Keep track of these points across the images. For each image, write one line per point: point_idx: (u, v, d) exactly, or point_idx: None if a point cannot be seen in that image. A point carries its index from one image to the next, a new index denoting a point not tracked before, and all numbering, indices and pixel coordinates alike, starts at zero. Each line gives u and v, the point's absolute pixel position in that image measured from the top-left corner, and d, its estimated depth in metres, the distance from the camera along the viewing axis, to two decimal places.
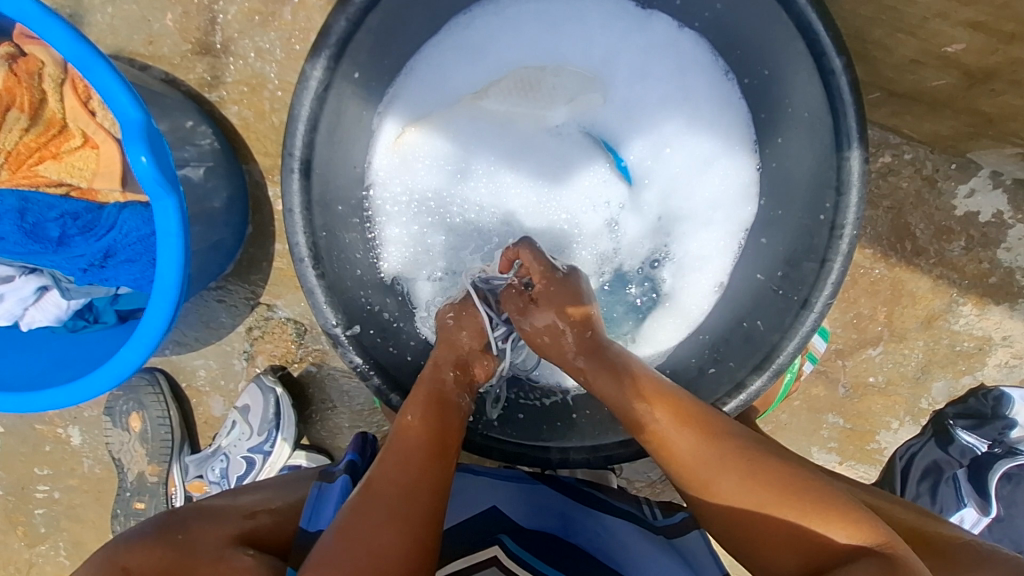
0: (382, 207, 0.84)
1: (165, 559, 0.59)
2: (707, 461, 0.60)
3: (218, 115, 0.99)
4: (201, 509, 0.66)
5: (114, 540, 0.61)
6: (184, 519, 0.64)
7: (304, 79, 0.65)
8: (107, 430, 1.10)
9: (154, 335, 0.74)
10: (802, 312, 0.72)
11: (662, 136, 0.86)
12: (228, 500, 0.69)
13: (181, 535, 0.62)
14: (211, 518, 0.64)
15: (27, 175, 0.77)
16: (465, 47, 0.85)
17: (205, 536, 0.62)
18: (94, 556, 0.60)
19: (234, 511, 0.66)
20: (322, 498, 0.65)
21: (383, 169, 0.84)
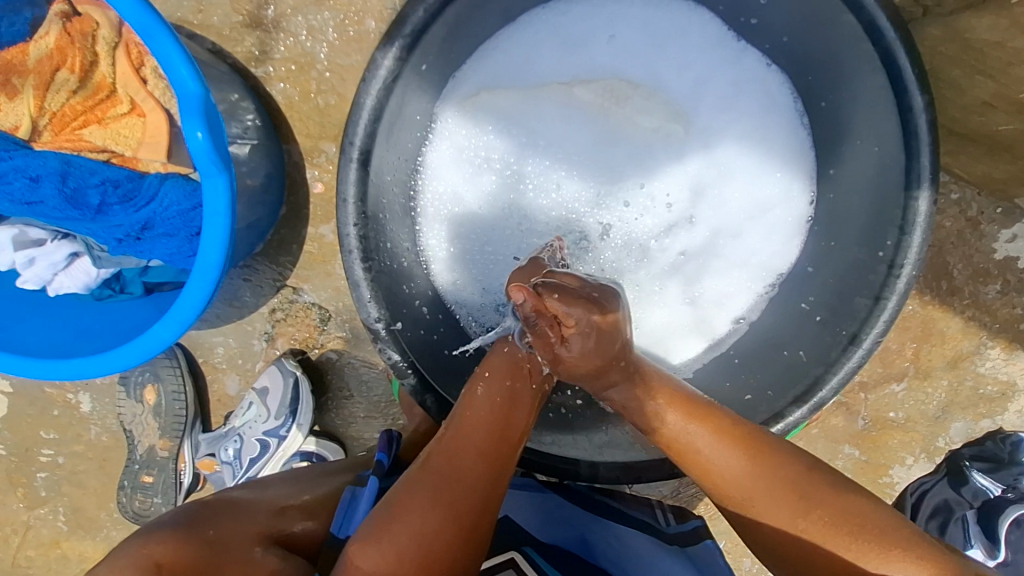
0: (431, 181, 0.84)
1: (192, 555, 0.54)
2: (754, 488, 0.61)
3: (263, 91, 0.96)
4: (225, 506, 0.63)
5: (125, 543, 0.55)
6: (210, 518, 0.60)
7: (374, 67, 0.63)
8: (120, 400, 1.08)
9: (191, 313, 0.73)
10: (849, 347, 0.71)
11: (726, 162, 0.84)
12: (251, 495, 0.67)
13: (210, 532, 0.58)
14: (239, 514, 0.62)
15: (70, 138, 0.75)
16: (555, 44, 0.84)
17: (235, 532, 0.59)
18: (113, 555, 0.53)
19: (263, 508, 0.65)
20: (354, 502, 0.63)
21: (438, 145, 0.83)
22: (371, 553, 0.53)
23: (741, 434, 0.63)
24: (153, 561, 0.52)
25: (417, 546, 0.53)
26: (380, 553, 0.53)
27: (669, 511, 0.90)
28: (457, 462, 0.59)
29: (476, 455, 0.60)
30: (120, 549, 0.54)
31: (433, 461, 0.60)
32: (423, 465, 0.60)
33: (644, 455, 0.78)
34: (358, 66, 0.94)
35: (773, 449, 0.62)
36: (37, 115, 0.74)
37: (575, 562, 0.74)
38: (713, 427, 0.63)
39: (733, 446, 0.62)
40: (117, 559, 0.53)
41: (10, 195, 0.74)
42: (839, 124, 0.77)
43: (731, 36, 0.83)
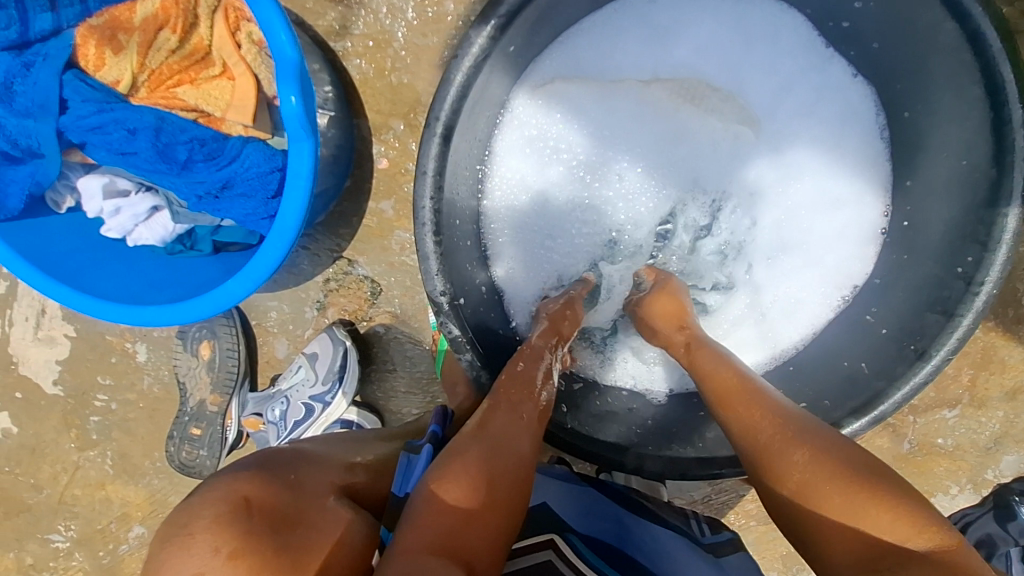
0: (497, 166, 0.83)
1: (279, 495, 0.56)
2: (780, 431, 0.60)
3: (339, 65, 0.99)
4: (299, 455, 0.65)
5: (210, 479, 0.57)
6: (287, 463, 0.62)
7: (467, 44, 0.65)
8: (177, 352, 1.12)
9: (265, 272, 0.77)
10: (917, 362, 0.69)
11: (794, 164, 0.83)
12: (320, 447, 0.69)
13: (292, 475, 0.60)
14: (313, 464, 0.64)
15: (165, 96, 0.79)
16: (636, 39, 0.84)
17: (313, 479, 0.61)
18: (200, 487, 0.55)
19: (334, 462, 0.66)
20: (411, 466, 0.65)
21: (508, 130, 0.83)
22: (448, 498, 0.55)
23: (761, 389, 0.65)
24: (240, 494, 0.54)
25: (489, 492, 0.56)
26: (456, 497, 0.55)
27: (703, 522, 0.88)
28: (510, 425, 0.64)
29: (526, 423, 0.66)
30: (209, 480, 0.56)
31: (491, 424, 0.64)
32: (481, 427, 0.63)
33: (692, 453, 0.78)
34: (433, 47, 0.96)
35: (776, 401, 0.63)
36: (138, 72, 0.78)
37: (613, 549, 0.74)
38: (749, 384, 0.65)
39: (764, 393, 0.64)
40: (207, 488, 0.54)
41: (107, 145, 0.77)
42: (920, 137, 0.76)
43: (814, 43, 0.82)
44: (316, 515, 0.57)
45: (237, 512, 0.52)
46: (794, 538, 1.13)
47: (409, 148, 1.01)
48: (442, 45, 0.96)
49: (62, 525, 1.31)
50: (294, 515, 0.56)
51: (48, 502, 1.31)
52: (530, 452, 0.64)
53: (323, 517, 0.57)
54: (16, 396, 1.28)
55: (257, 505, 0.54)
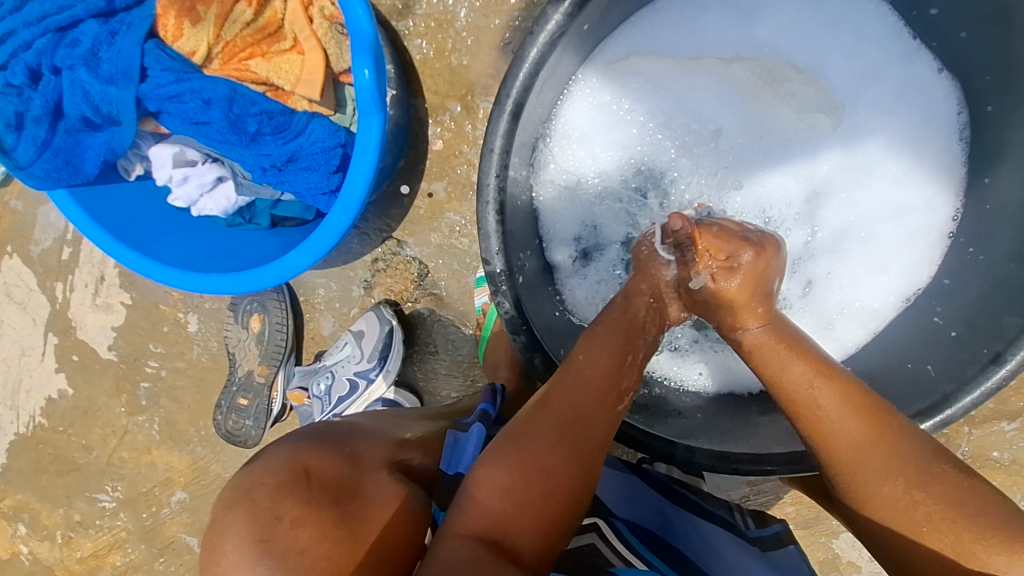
0: (559, 139, 0.82)
1: (338, 468, 0.56)
2: (877, 456, 0.57)
3: (400, 45, 0.99)
4: (355, 429, 0.65)
5: (270, 449, 0.58)
6: (344, 437, 0.62)
7: (543, 19, 0.64)
8: (228, 323, 1.15)
9: (326, 245, 0.78)
10: (990, 366, 0.66)
11: (872, 159, 0.82)
12: (374, 424, 0.69)
13: (348, 449, 0.60)
14: (365, 439, 0.64)
15: (237, 68, 0.80)
16: (716, 21, 0.83)
17: (368, 455, 0.61)
18: (268, 453, 0.56)
19: (386, 439, 0.66)
20: (459, 444, 0.66)
21: (574, 106, 0.81)
22: (500, 484, 0.55)
23: (869, 404, 0.59)
24: (302, 466, 0.54)
25: (543, 479, 0.55)
26: (509, 484, 0.55)
27: (747, 515, 0.87)
28: (575, 402, 0.61)
29: (596, 404, 0.61)
30: (272, 448, 0.57)
31: (554, 400, 0.61)
32: (544, 404, 0.61)
33: (744, 449, 0.77)
34: (494, 29, 0.96)
35: (910, 440, 0.58)
36: (213, 43, 0.79)
37: (653, 537, 0.74)
38: (842, 391, 0.59)
39: (859, 412, 0.58)
40: (270, 457, 0.55)
41: (182, 114, 0.79)
42: (1004, 134, 0.73)
43: (897, 34, 0.80)
44: (372, 490, 0.57)
45: (298, 482, 0.52)
46: (833, 545, 1.10)
47: (465, 130, 1.01)
48: (504, 27, 0.96)
49: (109, 486, 1.36)
50: (353, 488, 0.56)
51: (97, 462, 1.36)
52: (600, 431, 0.61)
53: (378, 493, 0.57)
54: (72, 359, 1.33)
55: (317, 476, 0.54)
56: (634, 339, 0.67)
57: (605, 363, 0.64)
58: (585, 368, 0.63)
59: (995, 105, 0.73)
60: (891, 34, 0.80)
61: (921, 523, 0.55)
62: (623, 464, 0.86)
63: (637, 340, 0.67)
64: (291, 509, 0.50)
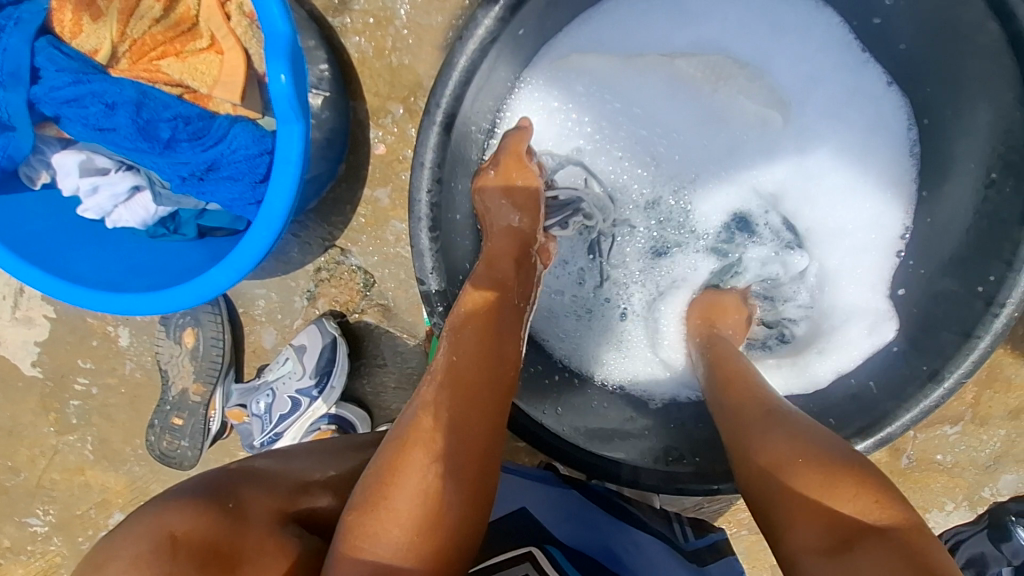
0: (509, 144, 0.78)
1: (214, 526, 0.53)
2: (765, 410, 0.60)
3: (336, 43, 0.93)
4: (245, 476, 0.62)
5: (143, 508, 0.55)
6: (229, 488, 0.59)
7: (473, 24, 0.60)
8: (159, 338, 1.08)
9: (248, 263, 0.73)
10: (929, 384, 0.67)
11: (823, 167, 0.79)
12: (277, 466, 0.66)
13: (230, 503, 0.57)
14: (257, 486, 0.61)
15: (147, 68, 0.74)
16: (662, 19, 0.79)
17: (255, 506, 0.58)
18: (138, 513, 0.54)
19: (286, 482, 0.64)
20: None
21: (525, 107, 0.78)
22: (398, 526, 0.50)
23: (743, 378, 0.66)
24: (166, 530, 0.51)
25: (440, 508, 0.51)
26: (405, 525, 0.50)
27: (686, 525, 0.86)
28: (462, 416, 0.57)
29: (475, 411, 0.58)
30: (136, 516, 0.53)
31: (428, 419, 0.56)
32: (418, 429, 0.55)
33: (688, 467, 0.74)
34: (437, 27, 0.91)
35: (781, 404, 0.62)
36: (118, 41, 0.74)
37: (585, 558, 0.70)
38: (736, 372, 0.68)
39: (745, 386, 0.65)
40: (130, 528, 0.52)
41: (83, 119, 0.72)
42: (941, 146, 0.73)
43: (848, 43, 0.77)
44: (253, 546, 0.54)
45: (160, 551, 0.50)
46: None
47: (408, 134, 0.96)
48: (446, 25, 0.91)
49: (40, 509, 1.28)
50: (230, 548, 0.53)
51: (25, 485, 1.27)
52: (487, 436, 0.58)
53: (259, 546, 0.54)
54: None
55: (186, 541, 0.51)
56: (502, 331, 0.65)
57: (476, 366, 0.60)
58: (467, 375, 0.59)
59: (933, 117, 0.73)
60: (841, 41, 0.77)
61: (794, 455, 0.53)
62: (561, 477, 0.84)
63: (507, 332, 0.65)
64: None
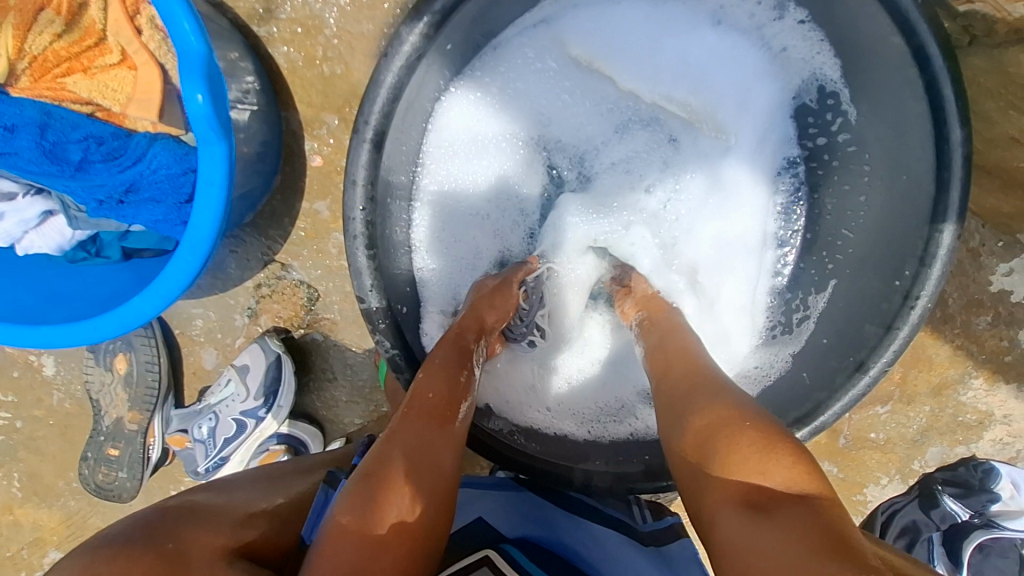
0: (441, 137, 0.77)
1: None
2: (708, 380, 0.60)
3: (264, 53, 0.90)
4: (186, 513, 0.58)
5: (76, 554, 0.52)
6: (169, 528, 0.55)
7: (397, 41, 0.59)
8: (88, 367, 1.02)
9: (176, 290, 0.70)
10: (855, 374, 0.71)
11: (732, 181, 0.83)
12: (220, 499, 0.63)
13: (170, 544, 0.53)
14: (205, 520, 0.57)
15: (51, 86, 0.70)
16: (635, 27, 0.80)
17: (198, 547, 0.54)
18: (69, 563, 0.50)
19: (232, 512, 0.60)
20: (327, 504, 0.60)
21: (461, 109, 0.77)
22: (348, 542, 0.48)
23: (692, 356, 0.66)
24: None
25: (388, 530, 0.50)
26: (358, 540, 0.49)
27: (646, 506, 0.77)
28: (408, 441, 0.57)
29: (435, 441, 0.59)
30: (63, 567, 0.50)
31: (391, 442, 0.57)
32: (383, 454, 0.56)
33: (636, 467, 0.77)
34: (368, 35, 0.89)
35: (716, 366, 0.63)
36: (15, 58, 0.70)
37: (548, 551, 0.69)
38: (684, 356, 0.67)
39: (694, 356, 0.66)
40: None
41: None
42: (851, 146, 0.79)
43: (774, 55, 0.79)
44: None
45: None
46: None
47: (345, 145, 0.94)
48: (378, 33, 0.89)
49: None
50: None
51: None
52: (447, 463, 0.58)
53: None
54: None
55: None
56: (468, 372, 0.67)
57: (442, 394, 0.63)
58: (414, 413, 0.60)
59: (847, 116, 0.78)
60: (795, 45, 0.77)
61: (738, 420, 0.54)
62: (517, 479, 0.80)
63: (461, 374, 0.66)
64: None
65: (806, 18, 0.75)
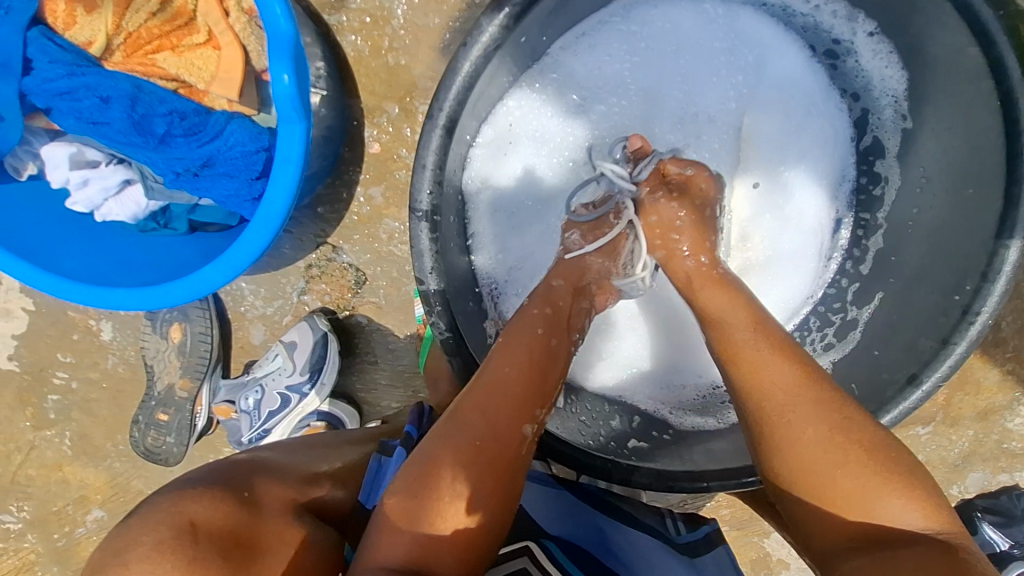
0: (517, 106, 0.79)
1: (231, 519, 0.54)
2: (794, 394, 0.58)
3: (333, 40, 0.94)
4: (255, 467, 0.62)
5: (158, 495, 0.55)
6: (241, 479, 0.59)
7: (477, 31, 0.61)
8: (145, 333, 1.07)
9: (245, 261, 0.73)
10: (908, 387, 0.69)
11: (788, 184, 0.85)
12: (282, 458, 0.66)
13: (246, 493, 0.58)
14: (272, 476, 0.62)
15: (142, 62, 0.75)
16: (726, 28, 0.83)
17: (270, 499, 0.59)
18: (153, 501, 0.54)
19: (294, 473, 0.64)
20: (381, 471, 0.64)
21: (544, 81, 0.80)
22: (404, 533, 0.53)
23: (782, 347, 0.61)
24: (187, 518, 0.51)
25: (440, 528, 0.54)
26: (411, 531, 0.53)
27: (679, 517, 0.85)
28: (463, 437, 0.58)
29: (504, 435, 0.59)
30: (150, 504, 0.53)
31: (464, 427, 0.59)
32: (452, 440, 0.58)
33: (681, 468, 0.75)
34: (434, 28, 0.92)
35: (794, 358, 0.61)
36: (112, 34, 0.74)
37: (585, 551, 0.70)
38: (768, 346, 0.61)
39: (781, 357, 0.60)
40: (148, 511, 0.52)
41: (77, 113, 0.72)
42: (913, 154, 0.78)
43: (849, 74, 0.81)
44: (271, 536, 0.55)
45: (183, 537, 0.50)
46: (765, 545, 1.09)
47: (404, 133, 0.96)
48: (444, 27, 0.91)
49: (14, 506, 1.23)
50: (248, 539, 0.54)
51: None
52: (513, 458, 0.59)
53: (279, 539, 0.55)
54: None
55: (204, 529, 0.52)
56: (547, 354, 0.65)
57: (517, 379, 0.62)
58: (476, 405, 0.60)
59: (913, 121, 0.77)
60: (866, 62, 0.79)
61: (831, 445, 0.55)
62: (555, 478, 0.82)
63: (527, 358, 0.64)
64: (172, 569, 0.48)
65: (876, 30, 0.77)
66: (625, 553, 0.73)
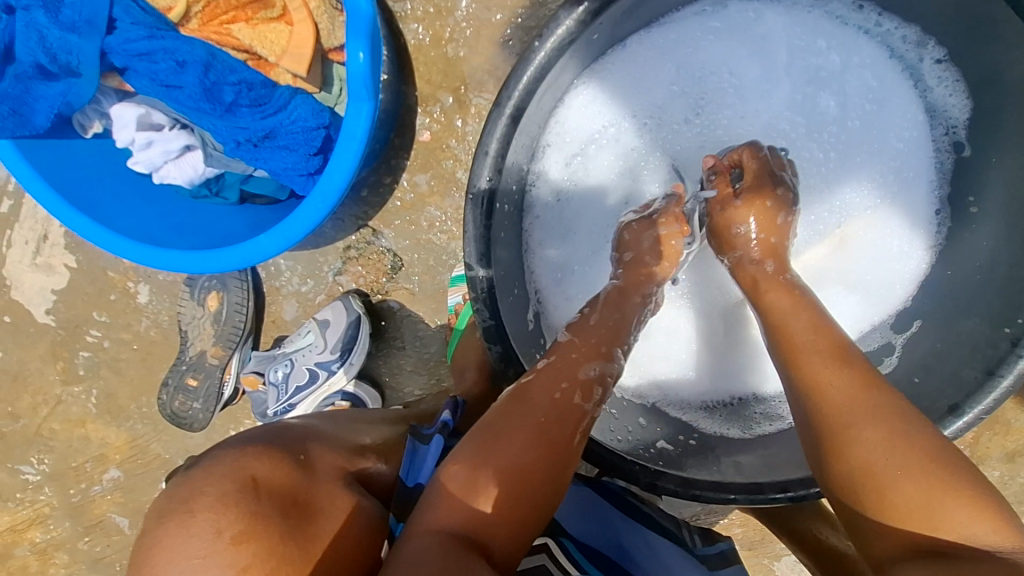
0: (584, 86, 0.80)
1: (291, 479, 0.55)
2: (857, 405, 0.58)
3: (396, 28, 0.95)
4: (309, 433, 0.64)
5: (218, 449, 0.56)
6: (292, 443, 0.60)
7: (554, 22, 0.62)
8: (183, 299, 1.09)
9: (298, 234, 0.74)
10: (948, 415, 0.68)
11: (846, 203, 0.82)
12: (333, 429, 0.67)
13: (302, 457, 0.59)
14: (321, 443, 0.63)
15: (217, 31, 0.77)
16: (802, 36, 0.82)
17: (322, 466, 0.60)
18: (213, 454, 0.55)
19: (339, 443, 0.65)
20: (418, 455, 0.65)
21: (614, 63, 0.80)
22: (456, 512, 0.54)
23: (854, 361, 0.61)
24: (250, 474, 0.52)
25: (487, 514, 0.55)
26: (466, 513, 0.54)
27: (696, 530, 0.84)
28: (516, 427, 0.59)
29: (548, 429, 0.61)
30: (213, 457, 0.54)
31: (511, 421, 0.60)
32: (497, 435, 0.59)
33: (707, 476, 0.75)
34: (496, 23, 0.93)
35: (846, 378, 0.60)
36: (193, 2, 0.76)
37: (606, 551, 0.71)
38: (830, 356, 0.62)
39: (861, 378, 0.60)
40: (211, 466, 0.53)
41: (152, 74, 0.74)
42: (968, 184, 0.78)
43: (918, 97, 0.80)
44: (326, 501, 0.56)
45: (245, 492, 0.51)
46: (775, 568, 1.08)
47: (455, 124, 0.97)
48: (506, 22, 0.93)
49: (34, 458, 1.25)
50: (305, 500, 0.55)
51: (24, 432, 1.25)
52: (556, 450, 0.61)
53: (332, 503, 0.56)
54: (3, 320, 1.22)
55: (265, 486, 0.53)
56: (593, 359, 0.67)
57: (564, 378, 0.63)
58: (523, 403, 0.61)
59: (971, 150, 0.77)
60: (930, 88, 0.79)
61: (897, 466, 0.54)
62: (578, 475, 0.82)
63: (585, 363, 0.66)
64: (234, 522, 0.49)
65: (945, 57, 0.76)
66: (645, 557, 0.73)
